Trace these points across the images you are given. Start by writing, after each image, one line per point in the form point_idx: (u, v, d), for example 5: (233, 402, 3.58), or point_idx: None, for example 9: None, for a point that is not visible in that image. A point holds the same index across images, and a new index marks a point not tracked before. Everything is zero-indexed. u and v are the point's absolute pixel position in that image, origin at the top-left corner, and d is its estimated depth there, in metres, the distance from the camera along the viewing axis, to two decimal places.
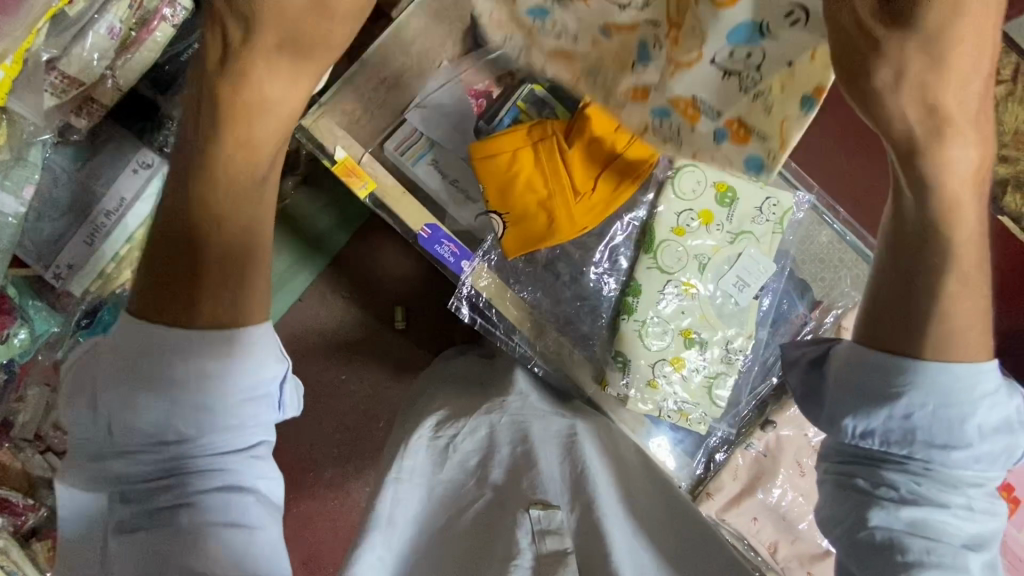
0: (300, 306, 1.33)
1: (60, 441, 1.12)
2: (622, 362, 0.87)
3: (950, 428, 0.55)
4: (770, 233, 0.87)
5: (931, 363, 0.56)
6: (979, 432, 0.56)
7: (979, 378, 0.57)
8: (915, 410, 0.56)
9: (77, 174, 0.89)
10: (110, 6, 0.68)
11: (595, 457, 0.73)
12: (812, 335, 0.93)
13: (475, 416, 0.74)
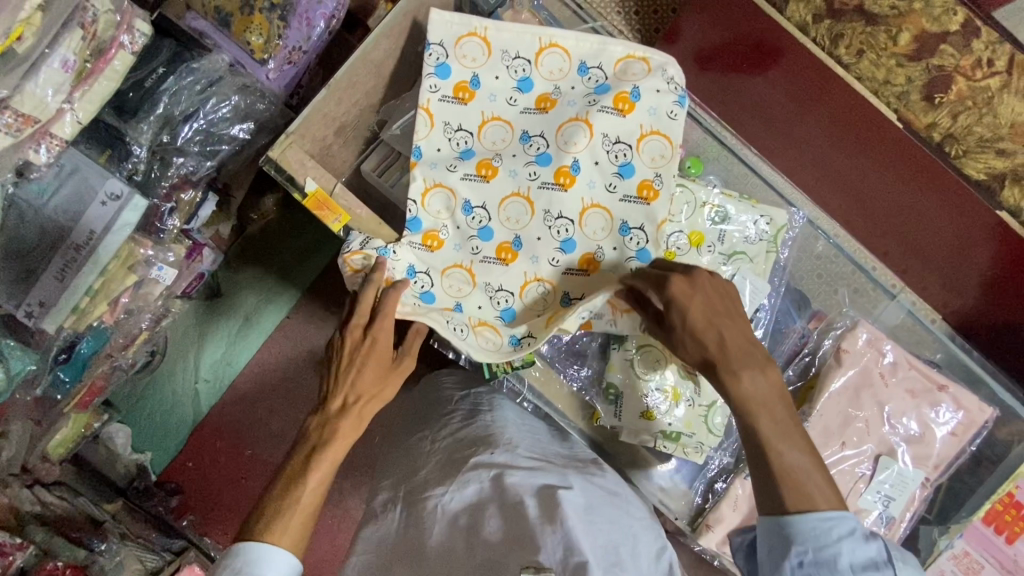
0: (289, 322, 1.41)
1: (49, 475, 1.16)
2: (615, 394, 0.85)
3: (830, 570, 0.59)
4: (764, 252, 0.86)
5: (799, 517, 0.60)
6: (854, 567, 0.59)
7: (841, 522, 0.60)
8: (802, 559, 0.60)
9: (45, 208, 0.84)
10: (60, 39, 0.65)
11: (576, 515, 0.69)
12: (811, 358, 0.91)
13: (463, 472, 0.77)
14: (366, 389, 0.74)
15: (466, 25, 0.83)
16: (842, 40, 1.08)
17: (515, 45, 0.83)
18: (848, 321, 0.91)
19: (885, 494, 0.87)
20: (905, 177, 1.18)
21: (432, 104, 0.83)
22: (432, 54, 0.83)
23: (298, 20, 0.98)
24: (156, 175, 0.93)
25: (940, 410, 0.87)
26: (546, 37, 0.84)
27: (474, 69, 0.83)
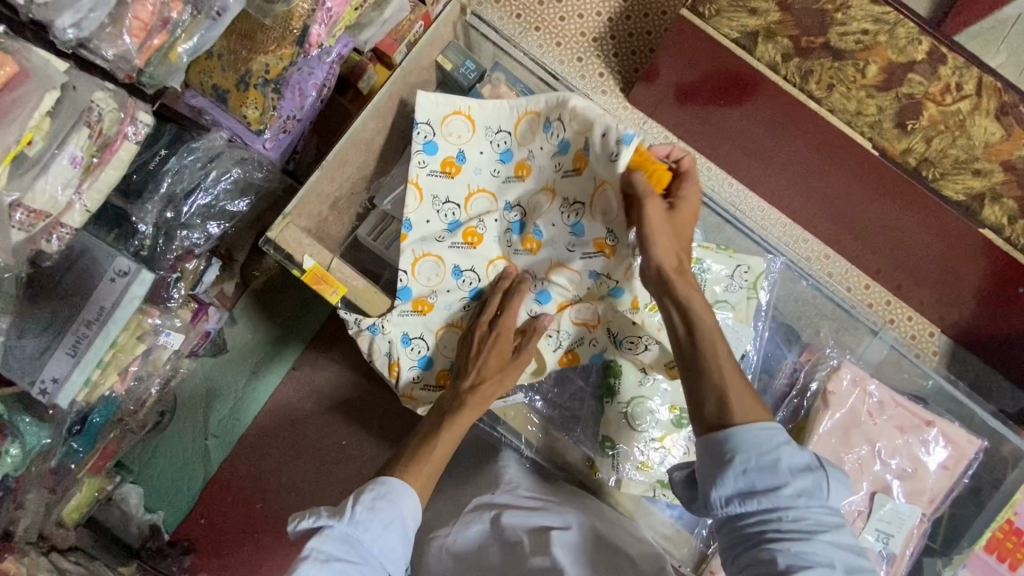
0: (294, 373, 1.44)
1: (64, 540, 1.16)
2: (611, 447, 0.87)
3: (772, 474, 0.61)
4: (745, 298, 0.88)
5: (745, 424, 0.62)
6: (793, 471, 0.61)
7: (779, 431, 0.63)
8: (745, 467, 0.61)
9: (58, 289, 0.88)
10: (68, 138, 0.69)
11: (571, 557, 0.73)
12: (802, 400, 0.93)
13: (464, 514, 0.83)
14: (490, 371, 0.80)
15: (452, 104, 0.88)
16: (813, 76, 1.09)
17: (498, 119, 0.86)
18: (836, 360, 0.93)
19: (882, 531, 0.87)
20: (885, 194, 1.20)
21: (420, 178, 0.89)
22: (420, 133, 0.88)
23: (291, 91, 1.02)
24: (161, 249, 0.97)
25: (929, 442, 0.88)
26: (522, 106, 0.85)
27: (460, 145, 0.88)
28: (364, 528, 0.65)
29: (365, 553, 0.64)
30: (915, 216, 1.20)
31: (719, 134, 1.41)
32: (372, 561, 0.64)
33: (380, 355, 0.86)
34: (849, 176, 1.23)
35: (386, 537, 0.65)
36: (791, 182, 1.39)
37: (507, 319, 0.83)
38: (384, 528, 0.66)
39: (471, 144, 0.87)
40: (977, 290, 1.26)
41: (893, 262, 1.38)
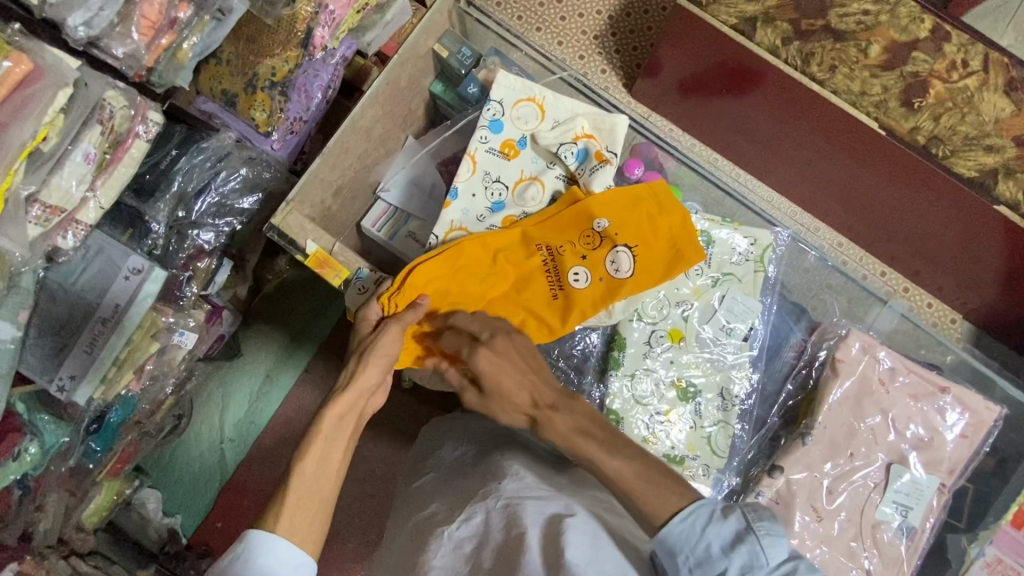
0: (306, 378, 1.44)
1: (84, 544, 1.17)
2: (615, 420, 0.89)
3: (708, 566, 0.63)
4: (751, 272, 0.92)
5: (665, 526, 0.65)
6: (725, 551, 0.63)
7: (697, 513, 0.65)
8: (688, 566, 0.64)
9: (74, 288, 0.90)
10: (83, 135, 0.72)
11: (584, 544, 0.69)
12: (808, 372, 0.94)
13: (472, 502, 0.78)
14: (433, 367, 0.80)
15: (527, 91, 0.93)
16: (814, 58, 1.06)
17: (567, 117, 0.92)
18: (845, 329, 0.93)
19: (901, 504, 0.88)
20: (894, 175, 1.17)
21: (478, 153, 0.92)
22: (490, 110, 0.92)
23: (298, 94, 1.06)
24: (173, 248, 0.99)
25: (945, 410, 0.89)
26: (593, 115, 0.93)
27: (524, 131, 0.92)
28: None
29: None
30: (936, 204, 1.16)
31: (724, 123, 1.40)
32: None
33: None
34: (860, 159, 1.20)
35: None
36: (799, 168, 1.37)
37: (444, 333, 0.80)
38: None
39: (536, 130, 0.92)
40: (996, 271, 1.23)
41: (909, 247, 1.36)
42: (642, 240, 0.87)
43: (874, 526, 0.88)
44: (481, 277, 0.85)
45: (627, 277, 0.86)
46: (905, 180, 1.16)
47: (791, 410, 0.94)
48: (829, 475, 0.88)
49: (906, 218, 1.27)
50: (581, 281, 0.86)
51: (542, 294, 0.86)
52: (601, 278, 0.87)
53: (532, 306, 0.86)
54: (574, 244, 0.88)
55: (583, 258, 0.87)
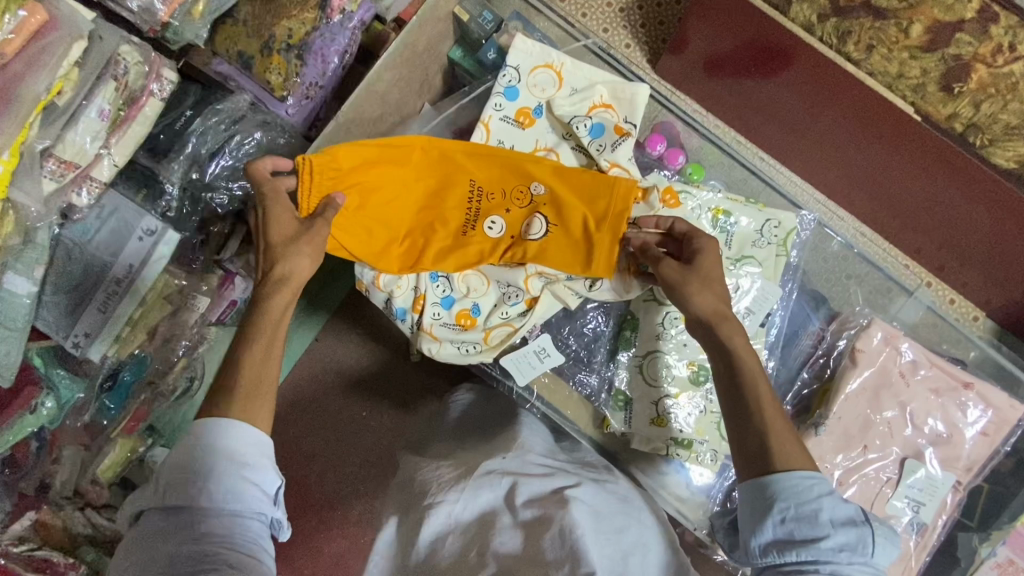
0: (317, 345, 1.45)
1: (99, 497, 1.15)
2: (623, 400, 0.91)
3: (810, 524, 0.64)
4: (774, 255, 0.90)
5: (782, 473, 0.66)
6: (835, 524, 0.63)
7: (819, 483, 0.65)
8: (784, 516, 0.65)
9: (89, 246, 0.90)
10: (96, 91, 0.72)
11: (585, 527, 0.70)
12: (825, 360, 0.92)
13: (476, 479, 0.76)
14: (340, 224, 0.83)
15: (544, 58, 0.91)
16: (851, 36, 1.02)
17: (585, 86, 0.91)
18: (866, 318, 0.91)
19: (913, 499, 0.87)
20: (924, 164, 1.12)
21: (493, 120, 0.90)
22: (506, 76, 0.91)
23: (314, 57, 1.03)
24: (188, 210, 0.99)
25: (969, 409, 0.87)
26: (609, 90, 0.91)
27: (540, 98, 0.91)
28: (162, 492, 0.63)
29: (207, 538, 0.61)
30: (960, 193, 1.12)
31: (751, 103, 1.35)
32: (212, 514, 0.62)
33: (407, 284, 0.90)
34: (890, 147, 1.15)
35: (201, 493, 0.62)
36: (824, 150, 1.31)
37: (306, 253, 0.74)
38: (198, 474, 0.63)
39: (553, 98, 0.90)
40: None
41: (936, 238, 1.30)
42: (567, 213, 0.87)
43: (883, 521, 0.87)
44: (400, 173, 0.87)
45: (536, 240, 0.87)
46: (938, 169, 1.10)
47: (810, 396, 0.92)
48: (840, 466, 0.86)
49: (938, 209, 1.21)
50: (498, 229, 0.89)
51: (451, 220, 0.89)
52: (508, 214, 0.89)
53: (442, 237, 0.88)
54: (503, 194, 0.89)
55: (506, 211, 0.89)
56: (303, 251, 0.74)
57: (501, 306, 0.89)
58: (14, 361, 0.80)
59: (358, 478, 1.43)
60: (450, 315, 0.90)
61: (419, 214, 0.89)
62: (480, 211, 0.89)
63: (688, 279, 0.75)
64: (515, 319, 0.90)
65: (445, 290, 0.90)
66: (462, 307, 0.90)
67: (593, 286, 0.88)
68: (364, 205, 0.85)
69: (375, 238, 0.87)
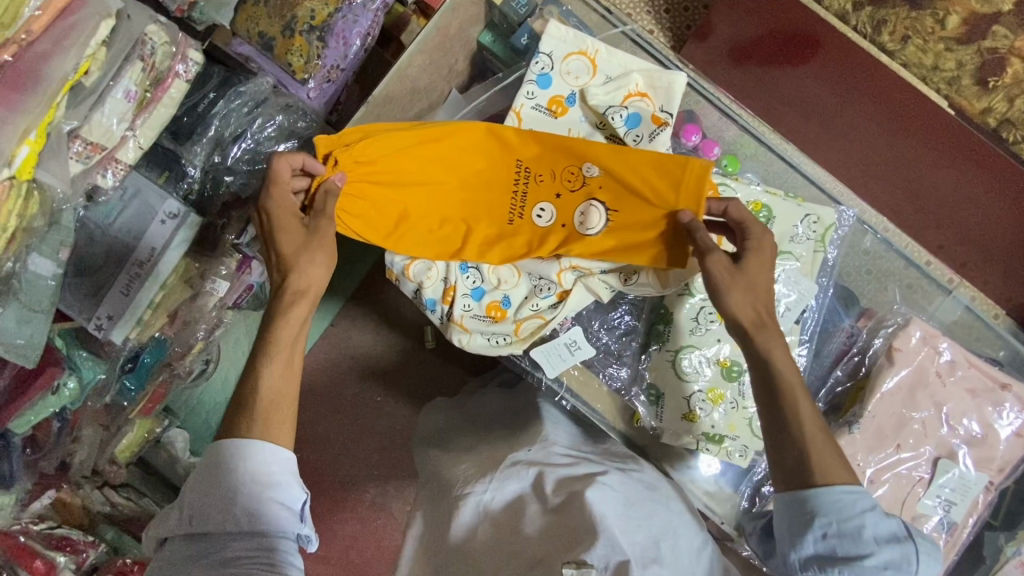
0: (332, 331, 1.45)
1: (117, 477, 1.19)
2: (655, 395, 0.91)
3: (854, 541, 0.67)
4: (812, 251, 0.90)
5: (825, 489, 0.68)
6: (877, 541, 0.67)
7: (862, 498, 0.68)
8: (826, 530, 0.68)
9: (111, 228, 0.90)
10: (124, 71, 0.71)
11: (613, 513, 0.71)
12: (861, 357, 0.92)
13: (503, 470, 0.78)
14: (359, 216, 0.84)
15: (578, 44, 0.90)
16: (886, 26, 1.01)
17: (621, 74, 0.90)
18: (900, 318, 0.91)
19: (945, 498, 0.87)
20: (954, 157, 1.09)
21: (525, 108, 0.89)
22: (539, 63, 0.89)
23: (336, 39, 1.02)
24: (210, 193, 0.99)
25: (1005, 410, 0.87)
26: (645, 80, 0.89)
27: (574, 86, 0.90)
28: (189, 519, 0.65)
29: (239, 561, 0.63)
30: (988, 188, 1.09)
31: (777, 93, 1.32)
32: (242, 536, 0.64)
33: (438, 275, 0.90)
34: (919, 141, 1.12)
35: (228, 518, 0.64)
36: (850, 143, 1.29)
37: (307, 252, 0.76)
38: (223, 499, 0.64)
39: (586, 86, 0.89)
40: None
41: (959, 233, 1.27)
42: (622, 198, 0.84)
43: (914, 518, 0.87)
44: (440, 157, 0.86)
45: (590, 231, 0.85)
46: (968, 165, 1.07)
47: (841, 395, 0.92)
48: (873, 464, 0.86)
49: (964, 206, 1.18)
50: (545, 218, 0.87)
51: (498, 206, 0.88)
52: (558, 198, 0.87)
53: (482, 225, 0.88)
54: (552, 177, 0.87)
55: (556, 196, 0.87)
56: (314, 259, 0.76)
57: (531, 300, 0.89)
58: (39, 343, 0.79)
59: (373, 463, 1.45)
60: (480, 307, 0.90)
61: (464, 202, 0.88)
62: (528, 196, 0.87)
63: (734, 279, 0.73)
64: (546, 313, 0.89)
65: (476, 283, 0.90)
66: (491, 301, 0.90)
67: (626, 280, 0.88)
68: (400, 193, 0.85)
69: (421, 227, 0.87)
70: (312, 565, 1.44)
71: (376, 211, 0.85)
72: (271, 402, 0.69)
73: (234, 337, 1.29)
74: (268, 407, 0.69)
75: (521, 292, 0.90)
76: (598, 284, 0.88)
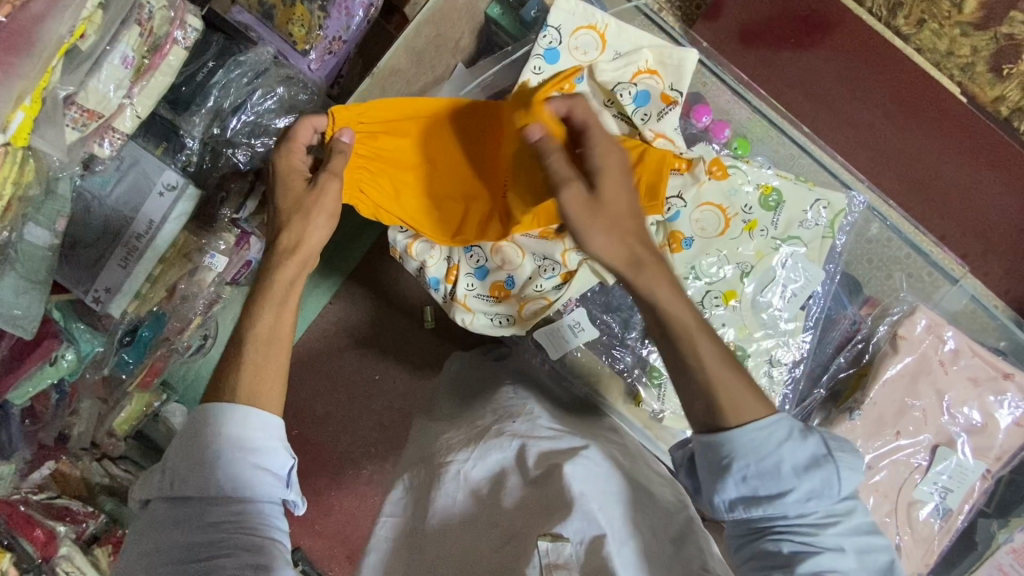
0: (331, 307, 1.45)
1: (115, 449, 1.20)
2: (656, 378, 0.93)
3: (772, 478, 0.61)
4: (820, 237, 0.90)
5: (739, 430, 0.62)
6: (797, 471, 0.61)
7: (778, 428, 0.62)
8: (745, 473, 0.62)
9: (108, 199, 0.89)
10: (121, 36, 0.69)
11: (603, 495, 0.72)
12: (864, 345, 0.94)
13: (488, 439, 0.80)
14: (373, 183, 0.85)
15: (588, 19, 0.88)
16: (902, 9, 1.02)
17: (631, 50, 0.88)
18: (903, 309, 0.92)
19: (942, 486, 0.88)
20: (961, 150, 1.08)
21: (532, 83, 0.88)
22: (546, 37, 0.87)
23: (337, 10, 1.00)
24: (208, 166, 0.97)
25: (1006, 399, 0.87)
26: (655, 57, 0.87)
27: (583, 62, 0.88)
28: (170, 483, 0.62)
29: (221, 525, 0.60)
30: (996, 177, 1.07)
31: (782, 86, 1.29)
32: (225, 501, 0.61)
33: (441, 255, 0.92)
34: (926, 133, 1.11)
35: (211, 482, 0.61)
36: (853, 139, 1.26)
37: (310, 211, 0.74)
38: (207, 461, 0.62)
39: (595, 62, 0.87)
40: None
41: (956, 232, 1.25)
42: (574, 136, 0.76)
43: (909, 504, 0.88)
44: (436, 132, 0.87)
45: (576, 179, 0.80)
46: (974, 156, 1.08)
47: (843, 380, 0.94)
48: (871, 450, 0.88)
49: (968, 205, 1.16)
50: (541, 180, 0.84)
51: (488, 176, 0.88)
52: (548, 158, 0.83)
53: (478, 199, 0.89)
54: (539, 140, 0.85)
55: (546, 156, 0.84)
56: (314, 219, 0.74)
57: (533, 280, 0.90)
58: (37, 315, 0.78)
59: (370, 441, 1.45)
60: (482, 288, 0.92)
61: (460, 176, 0.89)
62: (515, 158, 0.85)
63: (596, 214, 0.66)
64: (548, 296, 0.90)
65: (479, 263, 0.91)
66: (495, 282, 0.91)
67: None
68: (401, 165, 0.87)
69: (425, 204, 0.88)
70: (308, 540, 1.46)
71: (380, 184, 0.85)
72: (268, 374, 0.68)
73: (232, 312, 1.28)
74: (266, 382, 0.67)
75: (523, 272, 0.90)
76: (602, 268, 0.88)
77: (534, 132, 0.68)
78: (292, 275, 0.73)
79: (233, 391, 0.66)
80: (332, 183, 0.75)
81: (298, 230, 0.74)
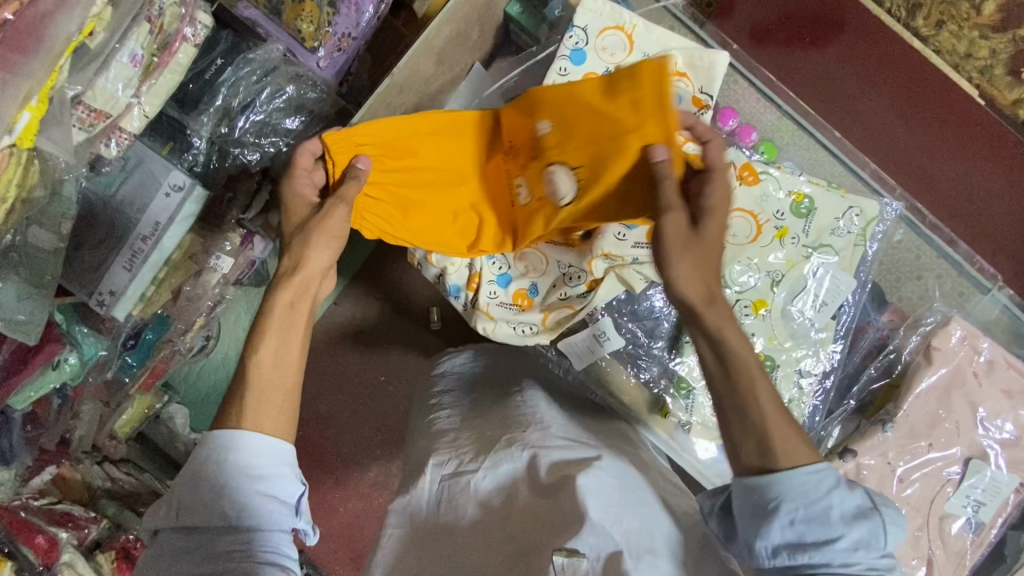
0: (336, 308, 1.42)
1: (117, 452, 1.19)
2: (685, 389, 0.92)
3: (823, 524, 0.60)
4: (852, 245, 0.90)
5: (790, 473, 0.62)
6: (846, 520, 0.61)
7: (826, 477, 0.63)
8: (793, 517, 0.61)
9: (113, 201, 0.86)
10: (129, 34, 0.67)
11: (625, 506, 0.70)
12: (895, 356, 0.93)
13: (497, 451, 0.79)
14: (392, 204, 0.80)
15: (615, 20, 0.86)
16: (921, 10, 1.09)
17: (659, 51, 0.86)
18: (939, 317, 0.91)
19: (975, 499, 0.88)
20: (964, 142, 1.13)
21: (557, 84, 0.86)
22: (573, 37, 0.86)
23: (347, 6, 0.98)
24: (215, 165, 0.95)
25: None
26: (684, 60, 0.86)
27: (610, 63, 0.86)
28: (177, 513, 0.61)
29: (231, 555, 0.59)
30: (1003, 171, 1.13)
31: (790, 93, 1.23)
32: (232, 531, 0.60)
33: (463, 263, 0.90)
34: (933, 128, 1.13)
35: (218, 513, 0.60)
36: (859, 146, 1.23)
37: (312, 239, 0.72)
38: (212, 492, 0.61)
39: (623, 63, 0.86)
40: None
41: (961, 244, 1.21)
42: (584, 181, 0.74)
43: (941, 518, 0.88)
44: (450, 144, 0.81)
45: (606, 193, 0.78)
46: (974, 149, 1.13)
47: (875, 393, 0.94)
48: (902, 463, 0.87)
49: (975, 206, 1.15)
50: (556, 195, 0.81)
51: (497, 191, 0.83)
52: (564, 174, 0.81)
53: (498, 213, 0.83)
54: None
55: None
56: (320, 244, 0.72)
57: (559, 288, 0.89)
58: (41, 320, 0.75)
59: (375, 443, 1.44)
60: (508, 299, 0.91)
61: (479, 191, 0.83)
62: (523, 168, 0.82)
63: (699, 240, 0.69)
64: (575, 306, 0.89)
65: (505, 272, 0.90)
66: (520, 292, 0.91)
67: None
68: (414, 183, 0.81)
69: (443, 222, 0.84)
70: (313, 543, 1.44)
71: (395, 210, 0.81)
72: (284, 382, 0.67)
73: (235, 313, 1.26)
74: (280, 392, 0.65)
75: (549, 281, 0.90)
76: (629, 276, 0.88)
77: (659, 150, 0.69)
78: (291, 297, 0.70)
79: (246, 401, 0.64)
80: (339, 207, 0.73)
81: (301, 257, 0.71)
